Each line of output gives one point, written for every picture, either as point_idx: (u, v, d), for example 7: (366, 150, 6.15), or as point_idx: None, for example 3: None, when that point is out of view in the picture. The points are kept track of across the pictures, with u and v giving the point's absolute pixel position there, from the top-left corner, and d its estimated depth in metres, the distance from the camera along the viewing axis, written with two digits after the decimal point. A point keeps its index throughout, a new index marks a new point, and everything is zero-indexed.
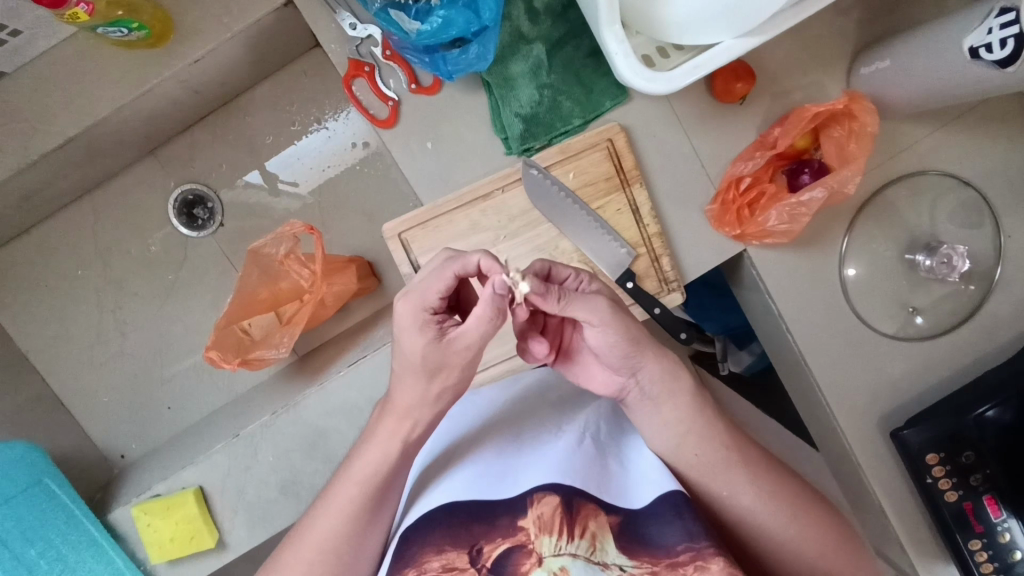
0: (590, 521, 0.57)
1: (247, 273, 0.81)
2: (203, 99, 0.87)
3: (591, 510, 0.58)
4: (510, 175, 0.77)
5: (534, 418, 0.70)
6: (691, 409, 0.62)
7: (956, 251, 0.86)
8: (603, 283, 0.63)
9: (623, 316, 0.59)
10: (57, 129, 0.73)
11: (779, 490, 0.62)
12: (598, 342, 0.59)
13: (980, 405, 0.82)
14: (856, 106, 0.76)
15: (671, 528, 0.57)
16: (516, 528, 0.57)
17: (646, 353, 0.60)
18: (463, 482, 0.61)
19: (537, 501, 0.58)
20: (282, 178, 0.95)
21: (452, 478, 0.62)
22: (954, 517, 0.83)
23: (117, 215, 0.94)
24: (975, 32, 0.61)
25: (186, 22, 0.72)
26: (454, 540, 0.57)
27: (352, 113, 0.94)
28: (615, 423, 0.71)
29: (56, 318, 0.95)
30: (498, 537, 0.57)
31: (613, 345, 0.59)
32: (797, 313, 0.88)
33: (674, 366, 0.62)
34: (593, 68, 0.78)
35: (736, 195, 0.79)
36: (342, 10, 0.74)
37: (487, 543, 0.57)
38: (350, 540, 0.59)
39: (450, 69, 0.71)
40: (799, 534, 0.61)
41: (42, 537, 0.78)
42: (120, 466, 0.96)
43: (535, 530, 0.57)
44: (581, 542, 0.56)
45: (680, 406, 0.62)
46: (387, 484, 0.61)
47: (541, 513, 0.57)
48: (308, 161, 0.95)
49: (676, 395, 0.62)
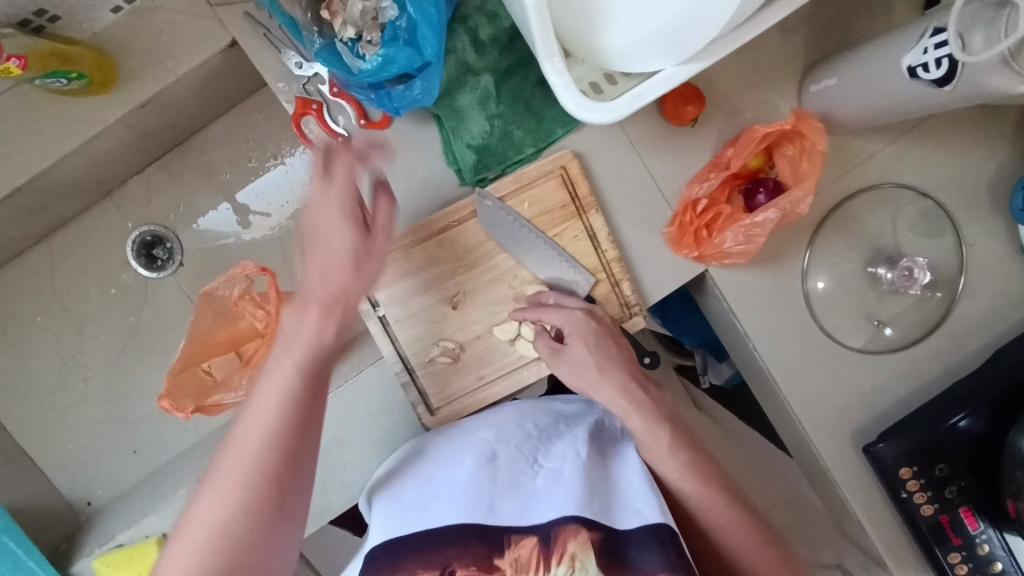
0: (569, 544, 0.61)
1: (201, 314, 0.80)
2: (156, 140, 0.86)
3: (571, 532, 0.61)
4: (464, 207, 0.77)
5: (514, 434, 0.72)
6: (670, 449, 0.71)
7: (916, 263, 0.88)
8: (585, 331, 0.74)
9: (569, 365, 0.74)
10: (4, 179, 0.73)
11: (753, 522, 0.69)
12: (569, 378, 0.74)
13: (953, 415, 0.82)
14: (804, 126, 0.75)
15: (651, 558, 0.61)
16: (494, 567, 0.61)
17: (600, 387, 0.73)
18: (439, 508, 0.64)
19: (515, 544, 0.62)
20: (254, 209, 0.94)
21: (427, 506, 0.65)
22: (932, 530, 0.84)
23: (74, 258, 0.92)
24: (912, 52, 0.61)
25: (130, 67, 0.72)
26: (428, 564, 0.61)
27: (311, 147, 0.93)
28: (598, 452, 0.73)
29: (15, 367, 0.92)
30: (474, 564, 0.60)
31: (572, 380, 0.74)
32: (764, 332, 0.87)
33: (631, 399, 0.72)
34: (542, 97, 0.77)
35: (693, 217, 0.79)
36: (287, 49, 0.73)
37: (462, 567, 0.60)
38: (251, 571, 0.52)
39: (396, 106, 0.70)
40: (749, 552, 0.69)
41: None
42: (86, 513, 0.94)
43: (512, 571, 0.61)
44: (560, 568, 0.61)
45: (659, 443, 0.71)
46: (306, 417, 0.57)
47: (519, 555, 0.61)
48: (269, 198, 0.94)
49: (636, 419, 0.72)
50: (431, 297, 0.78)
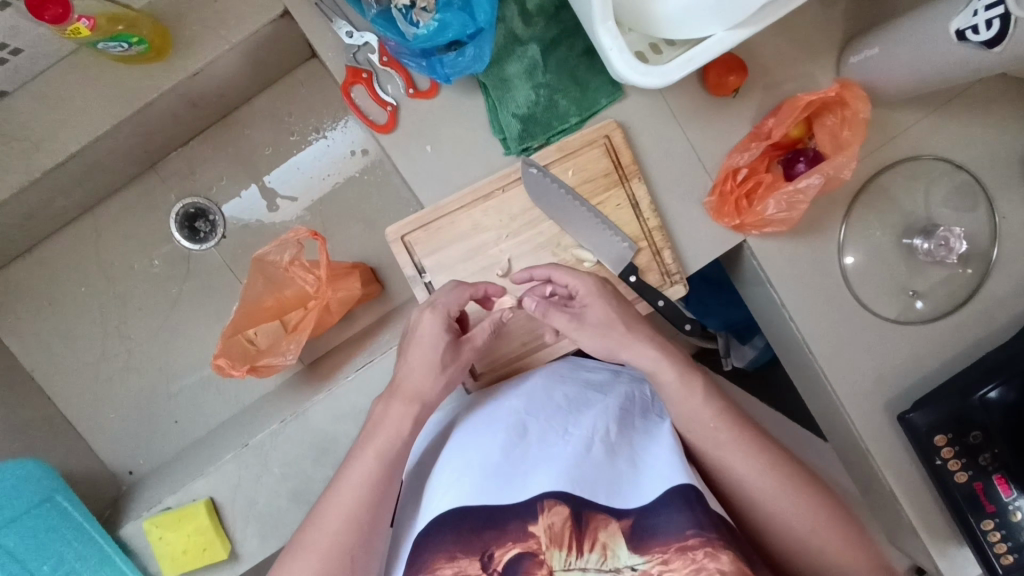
0: (600, 532, 0.61)
1: (251, 281, 0.81)
2: (201, 112, 0.87)
3: (601, 520, 0.61)
4: (509, 175, 0.79)
5: (540, 406, 0.72)
6: (685, 398, 0.68)
7: (953, 233, 0.88)
8: (597, 290, 0.72)
9: (593, 329, 0.70)
10: (60, 146, 0.74)
11: (776, 462, 0.66)
12: (590, 342, 0.71)
13: (983, 387, 0.83)
14: (847, 93, 0.77)
15: (678, 519, 0.59)
16: (527, 536, 0.60)
17: (625, 350, 0.70)
18: (469, 485, 0.64)
19: (547, 510, 0.61)
20: (281, 194, 0.96)
21: (457, 478, 0.65)
22: (965, 496, 0.85)
23: (118, 230, 0.94)
24: (960, 15, 0.62)
25: (184, 35, 0.74)
26: (466, 549, 0.60)
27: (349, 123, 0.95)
28: (625, 422, 0.72)
29: (60, 337, 0.94)
30: (508, 542, 0.60)
31: (596, 345, 0.71)
32: (799, 302, 0.89)
33: (655, 358, 0.69)
34: (587, 67, 0.78)
35: (734, 185, 0.80)
36: (338, 18, 0.75)
37: (500, 550, 0.60)
38: None
39: (447, 72, 0.72)
40: (785, 505, 0.65)
41: (53, 551, 0.74)
42: (129, 482, 0.95)
43: (546, 540, 0.60)
44: (592, 555, 0.59)
45: (676, 394, 0.68)
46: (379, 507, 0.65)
47: (552, 523, 0.60)
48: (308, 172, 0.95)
49: (660, 379, 0.69)
50: (476, 264, 0.80)
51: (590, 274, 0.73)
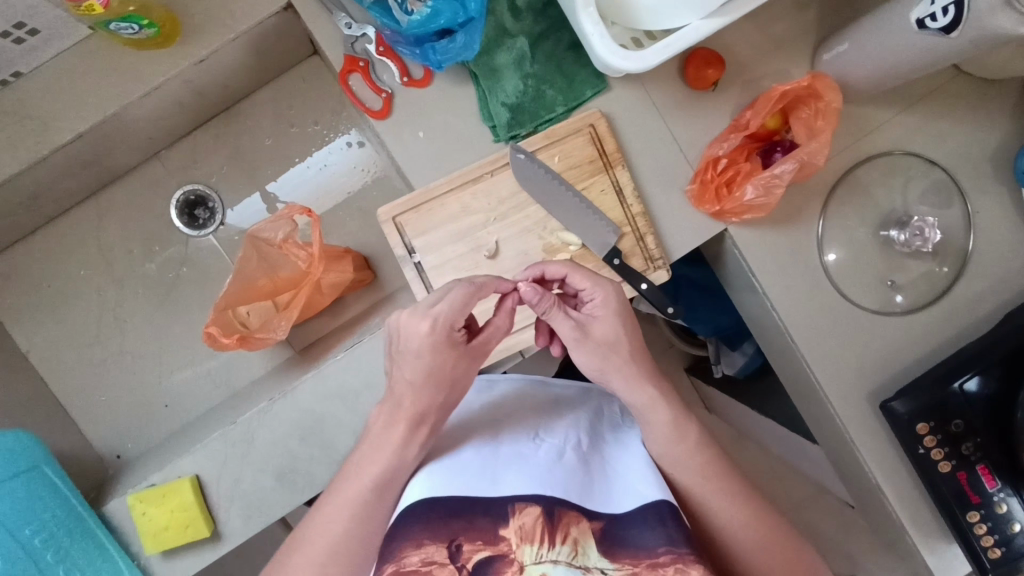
0: (572, 528, 0.62)
1: (243, 257, 0.81)
2: (205, 102, 0.91)
3: (572, 517, 0.63)
4: (497, 160, 0.82)
5: (516, 421, 0.76)
6: (670, 437, 0.71)
7: (926, 222, 0.92)
8: (614, 308, 0.72)
9: (595, 347, 0.72)
10: (69, 125, 0.77)
11: (758, 516, 0.69)
12: (581, 357, 0.73)
13: (960, 377, 0.85)
14: (819, 84, 0.81)
15: (652, 534, 0.63)
16: (498, 538, 0.61)
17: (620, 377, 0.72)
18: (442, 478, 0.65)
19: (519, 511, 0.62)
20: (281, 200, 0.99)
21: (430, 472, 0.66)
22: (951, 486, 0.86)
23: (120, 216, 0.97)
24: (919, 6, 0.67)
25: (191, 23, 0.78)
26: (433, 535, 0.60)
27: (353, 140, 0.98)
28: (594, 437, 0.77)
29: (57, 319, 0.96)
30: (479, 541, 0.60)
31: (588, 363, 0.73)
32: (781, 292, 0.91)
33: (651, 398, 0.72)
34: (573, 60, 0.82)
35: (714, 174, 0.84)
36: (338, 11, 0.80)
37: (467, 543, 0.60)
38: None
39: (439, 59, 0.76)
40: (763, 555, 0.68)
41: (37, 516, 0.74)
42: (115, 466, 0.96)
43: (517, 539, 0.60)
44: (563, 548, 0.61)
45: (661, 432, 0.71)
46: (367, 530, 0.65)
47: (523, 523, 0.61)
48: (304, 174, 0.99)
49: (654, 421, 0.72)
50: (464, 246, 0.82)
51: (611, 288, 0.72)
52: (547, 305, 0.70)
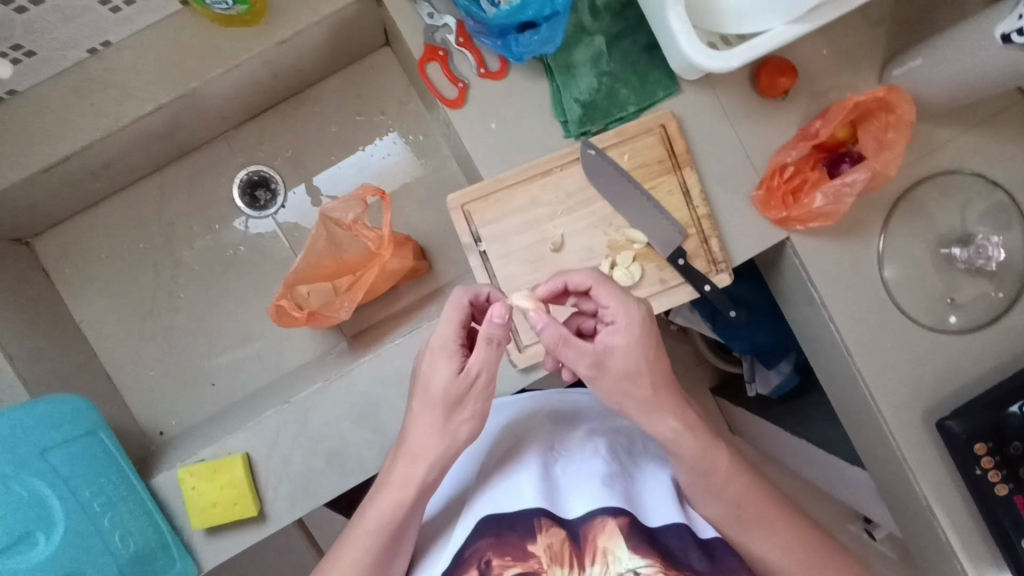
0: (599, 537, 0.61)
1: (314, 235, 0.80)
2: (277, 84, 0.92)
3: (599, 525, 0.62)
4: (568, 155, 0.83)
5: (535, 440, 0.78)
6: (697, 464, 0.69)
7: (989, 241, 0.92)
8: (630, 335, 0.67)
9: (614, 380, 0.67)
10: (152, 97, 0.79)
11: (793, 537, 0.70)
12: (591, 389, 0.69)
13: (1010, 402, 0.84)
14: (893, 97, 0.81)
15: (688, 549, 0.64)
16: (527, 556, 0.60)
17: (636, 415, 0.69)
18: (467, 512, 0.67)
19: (546, 530, 0.62)
20: (326, 194, 0.99)
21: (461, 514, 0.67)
22: (1007, 510, 0.84)
23: (183, 193, 0.98)
24: (1005, 20, 0.67)
25: (279, 5, 0.79)
26: (465, 566, 0.61)
27: (394, 137, 0.99)
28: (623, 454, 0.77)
29: (113, 290, 0.96)
30: (507, 560, 0.60)
31: (606, 397, 0.69)
32: (838, 304, 0.91)
33: (680, 425, 0.69)
34: (647, 61, 0.84)
35: (780, 182, 0.84)
36: (422, 1, 0.82)
37: (496, 558, 0.61)
38: None
39: (521, 51, 0.78)
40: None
41: (95, 480, 0.73)
42: (159, 442, 0.95)
43: (547, 559, 0.60)
44: (595, 562, 0.60)
45: (689, 459, 0.69)
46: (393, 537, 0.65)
47: (551, 543, 0.61)
48: (348, 170, 0.99)
49: (682, 451, 0.69)
50: (530, 237, 0.83)
51: (631, 311, 0.67)
52: (557, 336, 0.64)
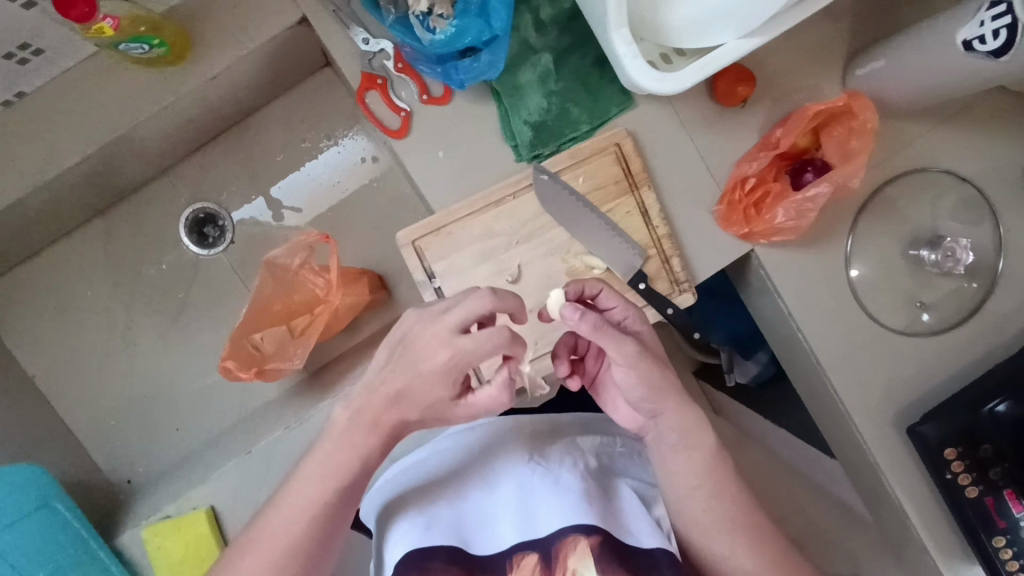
0: (570, 557, 0.66)
1: (260, 283, 0.80)
2: (214, 117, 0.88)
3: (569, 544, 0.66)
4: (520, 181, 0.79)
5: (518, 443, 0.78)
6: (704, 467, 0.68)
7: (959, 244, 0.89)
8: (648, 322, 0.68)
9: (653, 361, 0.65)
10: (76, 147, 0.74)
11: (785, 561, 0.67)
12: (625, 379, 0.65)
13: (991, 400, 0.82)
14: (855, 104, 0.78)
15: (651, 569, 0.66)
16: None
17: (669, 401, 0.66)
18: (439, 526, 0.69)
19: (517, 565, 0.68)
20: (286, 204, 0.95)
21: (429, 521, 0.70)
22: (977, 512, 0.84)
23: (127, 235, 0.94)
24: (968, 26, 0.64)
25: (203, 39, 0.75)
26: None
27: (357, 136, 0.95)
28: (604, 467, 0.78)
29: (65, 341, 0.93)
30: None
31: (636, 385, 0.65)
32: (807, 312, 0.89)
33: (698, 419, 0.68)
34: (599, 76, 0.80)
35: (742, 195, 0.81)
36: (355, 26, 0.76)
37: None
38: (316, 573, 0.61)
39: (462, 78, 0.73)
40: None
41: (50, 558, 0.72)
42: (127, 491, 0.94)
43: None
44: None
45: (697, 459, 0.68)
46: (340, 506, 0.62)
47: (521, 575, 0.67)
48: (315, 180, 0.95)
49: (694, 449, 0.68)
50: (485, 269, 0.80)
51: (643, 305, 0.69)
52: (594, 315, 0.59)
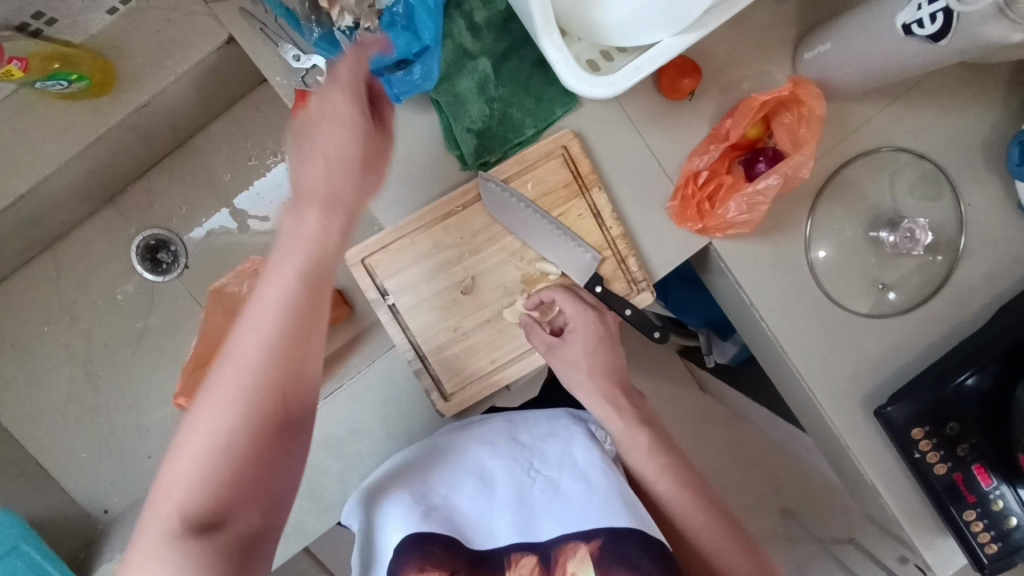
0: (569, 562, 0.65)
1: (210, 313, 0.79)
2: (154, 142, 0.86)
3: (569, 549, 0.65)
4: (468, 191, 0.77)
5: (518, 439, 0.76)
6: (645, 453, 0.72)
7: (918, 225, 0.88)
8: (585, 333, 0.75)
9: (565, 361, 0.75)
10: (9, 186, 0.72)
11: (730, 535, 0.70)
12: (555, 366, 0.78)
13: (959, 374, 0.82)
14: (802, 92, 0.77)
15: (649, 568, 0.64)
16: None
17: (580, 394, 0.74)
18: (439, 516, 0.67)
19: (515, 563, 0.66)
20: (252, 213, 0.96)
21: (428, 511, 0.67)
22: (946, 488, 0.84)
23: (79, 267, 0.93)
24: (906, 10, 0.62)
25: (129, 67, 0.73)
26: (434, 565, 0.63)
27: None
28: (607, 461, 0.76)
29: (26, 378, 0.93)
30: None
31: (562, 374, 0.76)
32: (770, 300, 0.88)
33: (614, 411, 0.73)
34: (541, 78, 0.77)
35: (695, 189, 0.80)
36: (284, 43, 0.72)
37: None
38: None
39: (396, 92, 0.72)
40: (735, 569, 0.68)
41: None
42: (104, 521, 0.94)
43: None
44: None
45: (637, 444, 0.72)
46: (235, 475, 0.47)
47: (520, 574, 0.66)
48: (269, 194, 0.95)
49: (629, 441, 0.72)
50: (439, 282, 0.79)
51: (589, 316, 0.75)
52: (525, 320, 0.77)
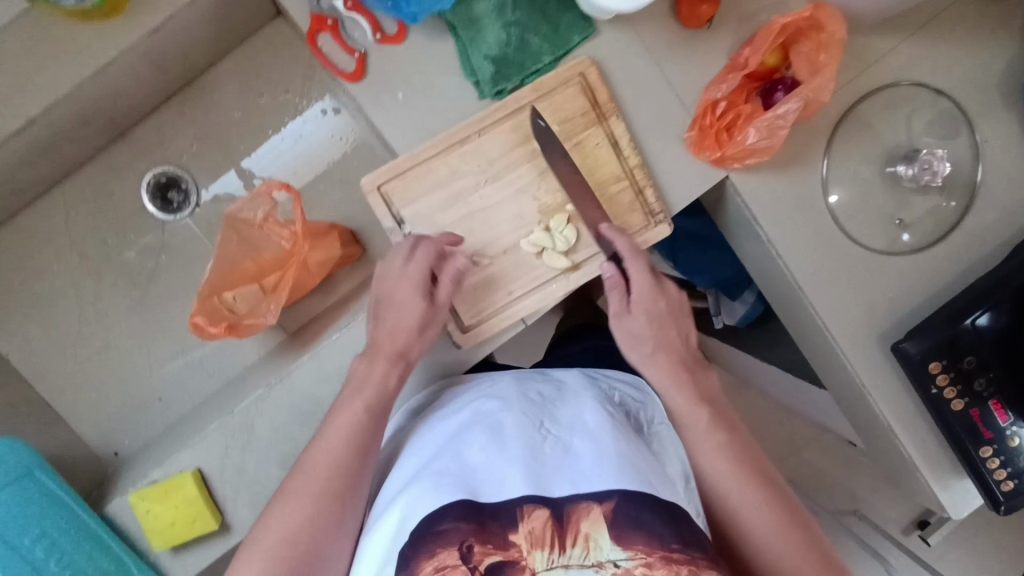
0: (582, 523, 0.58)
1: (224, 240, 0.78)
2: (165, 75, 0.86)
3: (582, 509, 0.59)
4: (485, 118, 0.77)
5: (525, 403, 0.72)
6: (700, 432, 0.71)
7: (935, 155, 0.88)
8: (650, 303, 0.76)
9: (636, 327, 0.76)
10: (18, 110, 0.71)
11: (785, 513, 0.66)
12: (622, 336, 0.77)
13: (971, 314, 0.82)
14: (821, 15, 0.76)
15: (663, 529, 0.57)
16: (509, 545, 0.57)
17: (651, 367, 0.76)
18: (448, 481, 0.61)
19: (528, 516, 0.59)
20: (258, 173, 0.95)
21: (436, 477, 0.62)
22: (964, 426, 0.84)
23: (89, 204, 0.93)
24: None
25: None
26: (445, 542, 0.57)
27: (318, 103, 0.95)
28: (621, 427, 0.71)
29: (36, 314, 0.94)
30: (490, 546, 0.57)
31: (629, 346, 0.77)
32: (785, 237, 0.88)
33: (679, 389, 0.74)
34: (557, 5, 0.77)
35: (713, 119, 0.79)
36: None
37: (478, 542, 0.57)
38: None
39: (412, 11, 0.71)
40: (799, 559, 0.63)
41: (37, 526, 0.76)
42: (114, 463, 0.94)
43: (527, 546, 0.57)
44: (576, 549, 0.56)
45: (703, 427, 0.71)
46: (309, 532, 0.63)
47: (532, 528, 0.58)
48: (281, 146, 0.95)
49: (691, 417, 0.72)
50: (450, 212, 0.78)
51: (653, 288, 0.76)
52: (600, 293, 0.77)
